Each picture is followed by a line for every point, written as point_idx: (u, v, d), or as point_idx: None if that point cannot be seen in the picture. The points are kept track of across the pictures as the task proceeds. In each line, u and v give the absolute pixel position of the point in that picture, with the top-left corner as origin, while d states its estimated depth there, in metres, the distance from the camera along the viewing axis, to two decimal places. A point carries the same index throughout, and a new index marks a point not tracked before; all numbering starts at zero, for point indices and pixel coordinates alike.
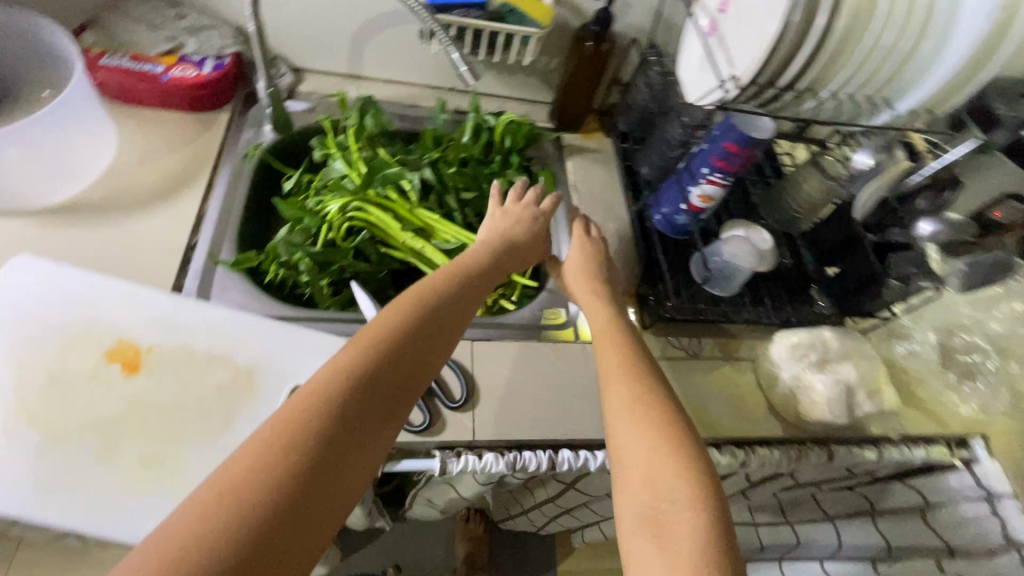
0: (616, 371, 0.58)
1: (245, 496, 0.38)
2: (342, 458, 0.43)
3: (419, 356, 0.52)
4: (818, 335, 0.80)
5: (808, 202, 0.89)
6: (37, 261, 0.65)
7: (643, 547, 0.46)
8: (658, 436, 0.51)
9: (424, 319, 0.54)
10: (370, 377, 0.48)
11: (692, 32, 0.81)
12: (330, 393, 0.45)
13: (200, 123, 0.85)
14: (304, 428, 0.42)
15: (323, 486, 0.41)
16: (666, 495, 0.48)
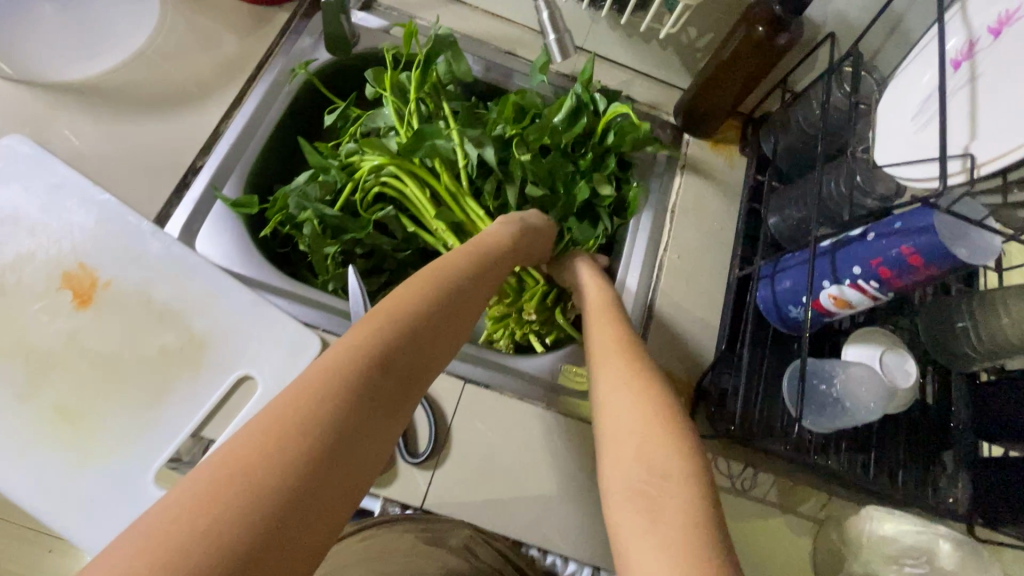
0: (616, 382, 0.51)
1: (255, 480, 0.32)
2: (353, 439, 0.37)
3: (440, 334, 0.46)
4: (929, 539, 0.56)
5: (995, 344, 0.61)
6: (25, 147, 0.58)
7: (634, 528, 0.42)
8: (650, 432, 0.46)
9: (448, 300, 0.48)
10: (391, 354, 0.42)
11: (924, 55, 0.52)
12: (343, 370, 0.39)
13: (253, 18, 0.72)
14: (314, 403, 0.36)
15: (333, 471, 0.35)
16: (659, 471, 0.44)
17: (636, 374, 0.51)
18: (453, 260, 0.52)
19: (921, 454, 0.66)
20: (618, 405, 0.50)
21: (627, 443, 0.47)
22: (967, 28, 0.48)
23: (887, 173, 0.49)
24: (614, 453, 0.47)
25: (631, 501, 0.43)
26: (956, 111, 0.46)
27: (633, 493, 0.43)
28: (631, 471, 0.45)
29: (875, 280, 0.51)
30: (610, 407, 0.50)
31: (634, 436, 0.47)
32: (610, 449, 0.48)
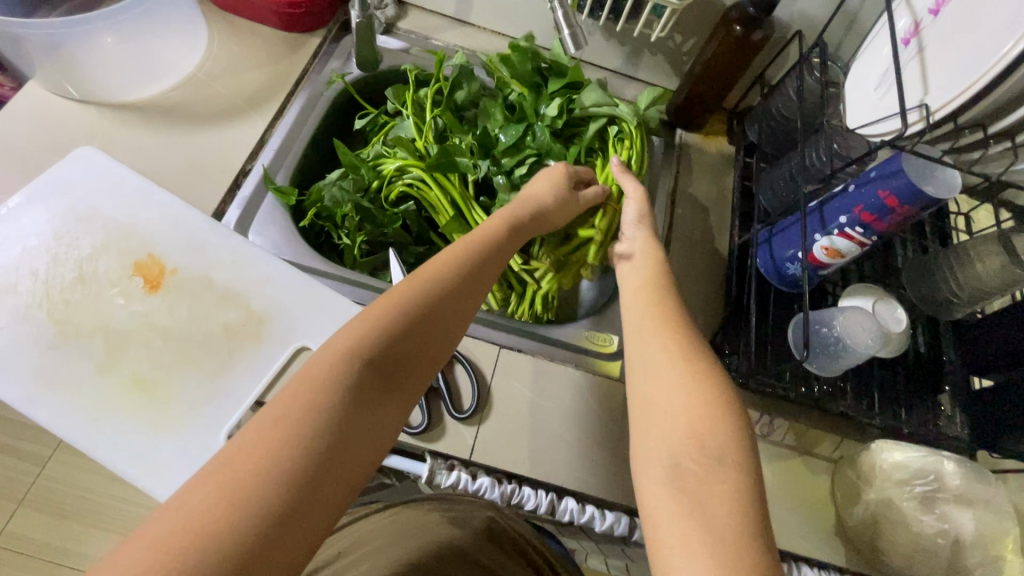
0: (659, 360, 0.50)
1: (256, 484, 0.35)
2: (344, 442, 0.39)
3: (434, 335, 0.47)
4: (934, 461, 0.62)
5: (972, 285, 0.67)
6: (95, 154, 0.65)
7: (672, 511, 0.41)
8: (695, 410, 0.46)
9: (435, 306, 0.48)
10: (379, 362, 0.43)
11: (880, 36, 0.62)
12: (332, 379, 0.41)
13: (288, 44, 0.81)
14: (308, 415, 0.39)
15: (328, 473, 0.37)
16: (709, 449, 0.43)
17: (677, 352, 0.50)
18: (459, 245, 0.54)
19: (917, 390, 0.70)
20: (658, 380, 0.49)
21: (666, 419, 0.46)
22: (912, 11, 0.58)
23: (859, 130, 0.57)
24: (653, 420, 0.47)
25: (671, 475, 0.43)
26: (910, 75, 0.55)
27: (672, 464, 0.43)
28: (675, 443, 0.45)
29: (859, 225, 0.58)
30: (650, 377, 0.50)
31: (674, 408, 0.47)
32: (649, 417, 0.48)
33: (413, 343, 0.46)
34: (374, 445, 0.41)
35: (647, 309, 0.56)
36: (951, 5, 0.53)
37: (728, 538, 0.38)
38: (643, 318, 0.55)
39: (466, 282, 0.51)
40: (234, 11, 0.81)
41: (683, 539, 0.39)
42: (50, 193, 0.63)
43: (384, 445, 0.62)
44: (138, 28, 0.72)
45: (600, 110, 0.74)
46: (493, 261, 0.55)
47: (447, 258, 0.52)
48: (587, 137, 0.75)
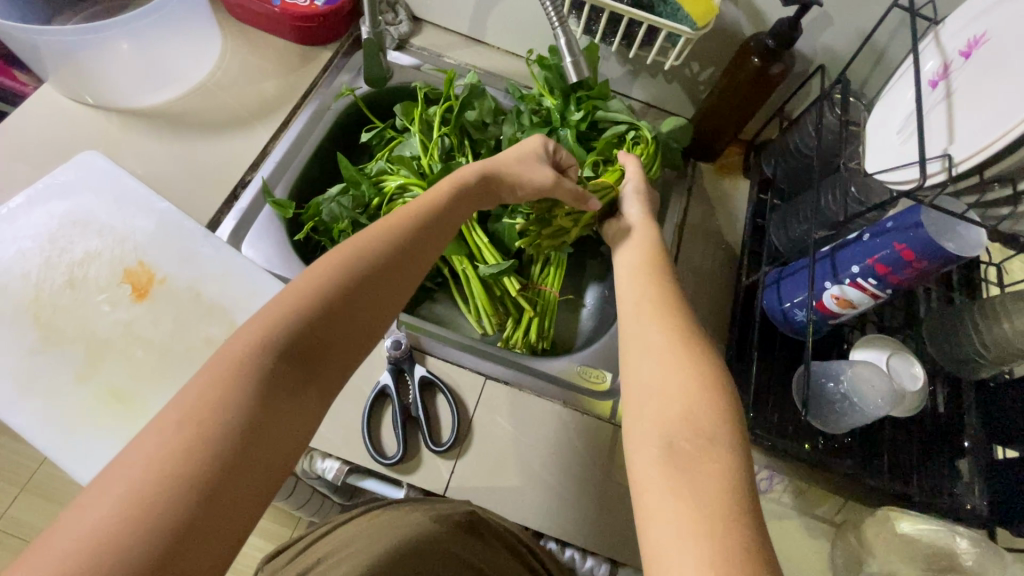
0: (656, 339, 0.47)
1: (157, 498, 0.32)
2: (262, 434, 0.37)
3: (363, 313, 0.45)
4: (946, 536, 0.57)
5: (1000, 345, 0.62)
6: (98, 160, 0.66)
7: (662, 491, 0.38)
8: (691, 386, 0.43)
9: (357, 288, 0.45)
10: (296, 350, 0.41)
11: (906, 76, 0.58)
12: (242, 372, 0.38)
13: (299, 57, 0.81)
14: (216, 412, 0.36)
15: (242, 469, 0.36)
16: (705, 431, 0.40)
17: (675, 327, 0.48)
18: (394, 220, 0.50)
19: (932, 455, 0.64)
20: (653, 359, 0.46)
21: (661, 396, 0.43)
22: (942, 52, 0.55)
23: (877, 176, 0.53)
24: (645, 400, 0.44)
25: (666, 452, 0.40)
26: (936, 120, 0.51)
27: (665, 443, 0.40)
28: (670, 421, 0.41)
29: (873, 277, 0.54)
30: (647, 355, 0.47)
31: (670, 385, 0.44)
32: (642, 392, 0.45)
33: (333, 329, 0.43)
34: (296, 432, 0.39)
35: (645, 289, 0.52)
36: (983, 51, 0.49)
37: (716, 517, 0.35)
38: (640, 298, 0.52)
39: (397, 256, 0.48)
40: (249, 22, 0.82)
41: (674, 519, 0.36)
42: (49, 196, 0.64)
43: (361, 469, 0.61)
44: (154, 37, 0.71)
45: (617, 119, 0.71)
46: (431, 236, 0.52)
47: (378, 231, 0.48)
48: (605, 139, 0.71)
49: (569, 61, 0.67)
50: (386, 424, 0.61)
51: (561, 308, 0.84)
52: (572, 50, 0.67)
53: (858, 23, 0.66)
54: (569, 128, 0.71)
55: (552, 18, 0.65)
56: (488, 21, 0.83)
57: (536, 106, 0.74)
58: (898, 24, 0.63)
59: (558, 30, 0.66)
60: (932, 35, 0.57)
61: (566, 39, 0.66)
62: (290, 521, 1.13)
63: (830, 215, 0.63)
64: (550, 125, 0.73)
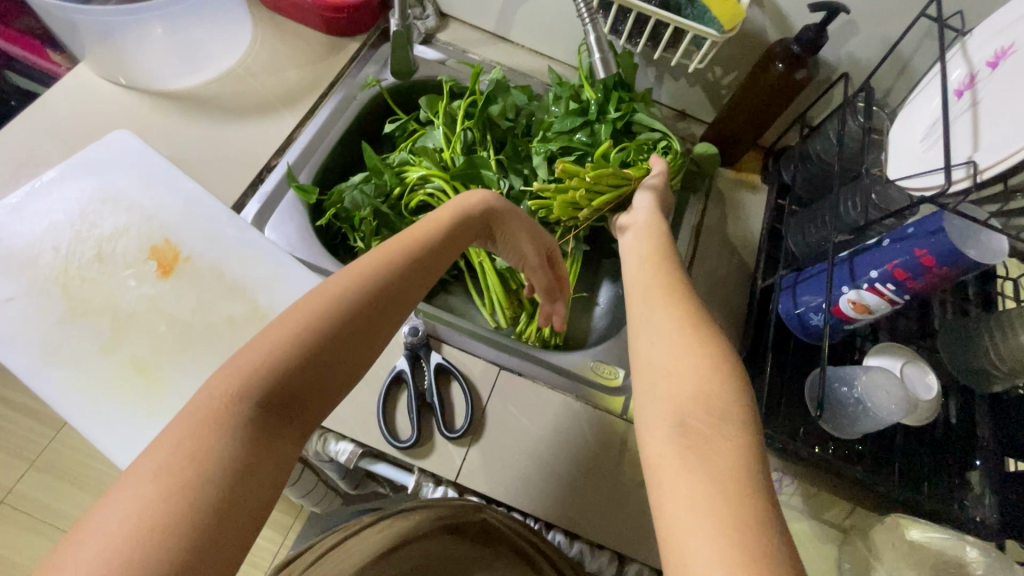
0: (666, 320, 0.47)
1: (139, 560, 0.29)
2: (238, 491, 0.33)
3: (351, 354, 0.41)
4: (955, 544, 0.57)
5: (1015, 357, 0.62)
6: (129, 138, 0.67)
7: (678, 469, 0.37)
8: (702, 365, 0.42)
9: (351, 320, 0.41)
10: (275, 397, 0.37)
11: (931, 85, 0.58)
12: (217, 425, 0.34)
13: (327, 47, 0.82)
14: (189, 470, 0.32)
15: (224, 524, 0.32)
16: (717, 410, 0.40)
17: (683, 309, 0.47)
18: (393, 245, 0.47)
19: (943, 465, 0.64)
20: (663, 337, 0.46)
21: (673, 375, 0.43)
22: (968, 62, 0.55)
23: (898, 182, 0.54)
24: (654, 382, 0.44)
25: (679, 431, 0.39)
26: (960, 128, 0.52)
27: (678, 421, 0.40)
28: (682, 400, 0.41)
29: (891, 282, 0.55)
30: (655, 337, 0.46)
31: (681, 364, 0.43)
32: (653, 372, 0.44)
33: (325, 365, 0.39)
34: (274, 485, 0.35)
35: (652, 273, 0.52)
36: (1010, 62, 0.50)
37: (734, 496, 0.35)
38: (648, 282, 0.51)
39: (388, 290, 0.44)
40: (279, 11, 0.83)
41: (688, 495, 0.36)
42: (81, 171, 0.65)
43: (373, 452, 0.62)
44: (187, 21, 0.74)
45: (653, 126, 0.72)
46: (428, 262, 0.48)
47: (368, 264, 0.44)
48: (638, 142, 0.72)
49: (598, 57, 0.69)
50: (400, 409, 0.61)
51: (575, 305, 0.84)
52: (601, 47, 0.69)
53: (884, 32, 0.66)
54: (607, 125, 0.70)
55: (583, 16, 0.68)
56: (513, 19, 0.84)
57: (573, 95, 0.73)
58: (924, 33, 0.64)
59: (590, 27, 0.68)
60: (957, 46, 0.58)
61: (596, 35, 0.68)
62: (293, 509, 1.14)
63: (846, 223, 0.64)
64: (586, 117, 0.71)
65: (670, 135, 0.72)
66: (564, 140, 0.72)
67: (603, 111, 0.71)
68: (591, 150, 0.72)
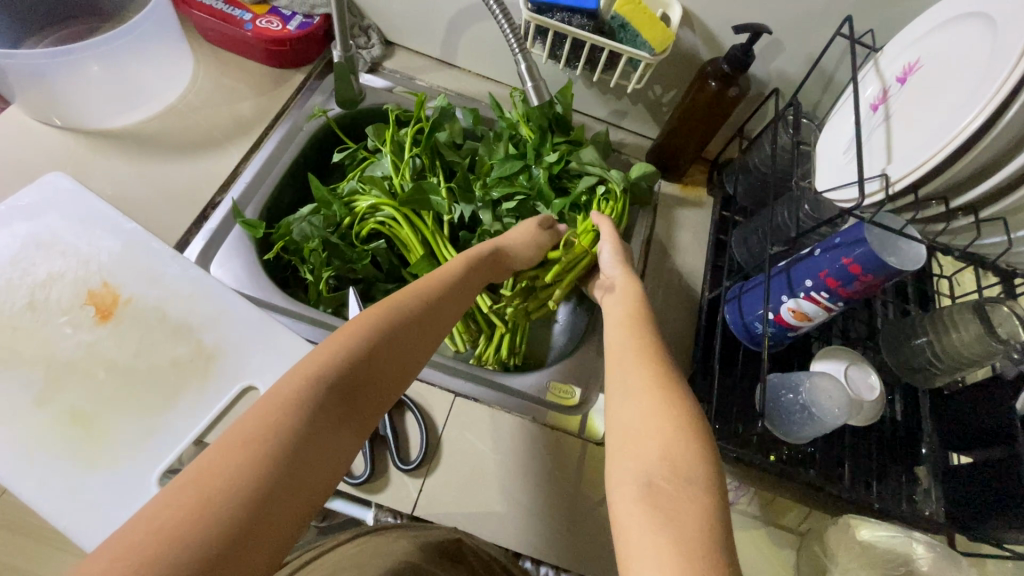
0: (637, 382, 0.50)
1: (223, 499, 0.35)
2: (304, 456, 0.40)
3: (400, 360, 0.49)
4: (902, 542, 0.58)
5: (951, 356, 0.64)
6: (63, 181, 0.66)
7: (646, 533, 0.39)
8: (670, 427, 0.45)
9: (401, 327, 0.50)
10: (344, 383, 0.44)
11: (849, 102, 0.61)
12: (297, 398, 0.42)
13: (272, 79, 0.82)
14: (265, 435, 0.39)
15: (292, 482, 0.38)
16: (681, 472, 0.42)
17: (657, 371, 0.51)
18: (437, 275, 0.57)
19: (891, 463, 0.66)
20: (635, 402, 0.48)
21: (644, 436, 0.45)
22: (881, 79, 0.58)
23: (824, 195, 0.56)
24: (628, 446, 0.45)
25: (646, 493, 0.41)
26: (875, 142, 0.54)
27: (645, 481, 0.42)
28: (648, 458, 0.43)
29: (825, 291, 0.56)
30: (627, 400, 0.49)
31: (652, 427, 0.45)
32: (622, 437, 0.47)
33: (383, 364, 0.48)
34: (333, 464, 0.41)
35: (627, 337, 0.56)
36: (916, 78, 0.53)
37: (696, 560, 0.36)
38: (623, 350, 0.54)
39: (430, 311, 0.53)
40: (221, 44, 0.82)
41: (653, 553, 0.37)
42: (12, 217, 0.63)
43: (330, 489, 0.61)
44: (123, 59, 0.71)
45: (589, 170, 0.73)
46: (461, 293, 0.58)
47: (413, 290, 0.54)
48: (574, 192, 0.75)
49: (532, 85, 0.71)
50: None
51: (534, 323, 0.85)
52: (533, 76, 0.71)
53: (807, 50, 0.69)
54: (543, 169, 0.73)
55: (514, 47, 0.69)
56: (458, 45, 0.85)
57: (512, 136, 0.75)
58: (842, 50, 0.67)
59: (522, 58, 0.69)
60: (872, 62, 0.61)
61: (528, 65, 0.70)
62: None
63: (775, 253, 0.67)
64: (526, 160, 0.74)
65: (606, 177, 0.73)
66: (505, 185, 0.74)
67: (539, 154, 0.74)
68: (533, 194, 0.75)
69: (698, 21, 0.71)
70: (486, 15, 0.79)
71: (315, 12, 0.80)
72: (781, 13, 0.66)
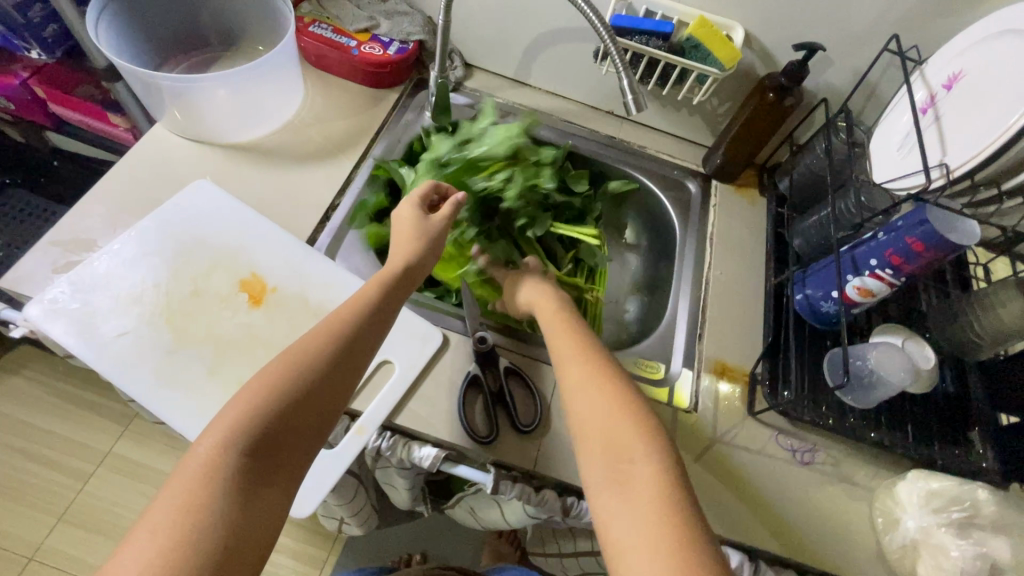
0: (582, 383, 0.54)
1: None
2: (234, 531, 0.41)
3: (314, 408, 0.49)
4: (969, 489, 0.65)
5: (996, 330, 0.72)
6: (213, 188, 0.75)
7: (619, 512, 0.44)
8: (613, 420, 0.50)
9: (308, 377, 0.50)
10: (254, 450, 0.45)
11: (900, 104, 0.71)
12: (208, 480, 0.42)
13: (371, 97, 0.92)
14: (184, 520, 0.40)
15: (229, 552, 0.40)
16: (627, 454, 0.48)
17: (590, 369, 0.55)
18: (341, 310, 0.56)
19: (949, 426, 0.74)
20: (583, 398, 0.53)
21: (593, 426, 0.50)
22: (928, 85, 0.68)
23: (887, 185, 0.65)
24: (585, 443, 0.50)
25: (610, 484, 0.46)
26: (929, 139, 0.64)
27: (607, 474, 0.47)
28: (600, 455, 0.48)
29: (889, 268, 0.65)
30: (571, 409, 0.53)
31: (593, 420, 0.51)
32: (578, 437, 0.51)
33: (297, 419, 0.48)
34: (268, 525, 0.43)
35: (566, 340, 0.60)
36: (962, 85, 0.63)
37: (672, 528, 0.42)
38: (566, 351, 0.58)
39: (340, 352, 0.52)
40: (324, 68, 0.93)
41: (635, 532, 0.42)
42: (172, 217, 0.72)
43: (454, 455, 0.67)
44: (250, 85, 0.80)
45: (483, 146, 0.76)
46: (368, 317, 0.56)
47: (318, 333, 0.53)
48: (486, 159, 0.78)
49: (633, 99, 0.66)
50: (477, 410, 0.68)
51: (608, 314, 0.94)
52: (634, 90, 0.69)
53: (854, 65, 0.79)
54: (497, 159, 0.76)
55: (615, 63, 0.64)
56: (533, 66, 0.96)
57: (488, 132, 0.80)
58: (887, 64, 0.78)
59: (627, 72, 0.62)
60: (918, 74, 0.71)
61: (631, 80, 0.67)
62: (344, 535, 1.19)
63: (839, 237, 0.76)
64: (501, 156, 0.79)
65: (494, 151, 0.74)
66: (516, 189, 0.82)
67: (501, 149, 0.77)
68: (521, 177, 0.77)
69: (757, 41, 0.81)
70: (564, 39, 0.90)
71: (411, 38, 0.91)
72: (833, 34, 0.77)
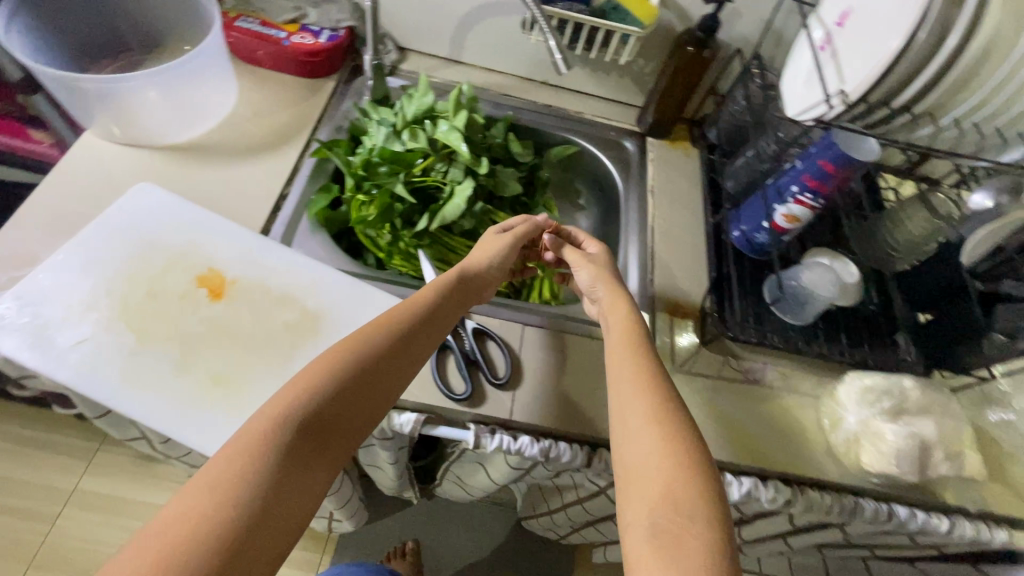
0: (641, 411, 0.53)
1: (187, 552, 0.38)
2: (270, 508, 0.42)
3: (365, 402, 0.51)
4: (896, 380, 0.72)
5: (907, 240, 0.81)
6: (157, 189, 0.74)
7: (651, 561, 0.42)
8: (666, 457, 0.49)
9: (358, 375, 0.51)
10: (303, 432, 0.47)
11: (802, 44, 0.78)
12: (261, 450, 0.44)
13: (308, 88, 0.92)
14: (230, 487, 0.41)
15: (260, 532, 0.41)
16: (683, 509, 0.45)
17: (650, 395, 0.54)
18: (397, 310, 0.58)
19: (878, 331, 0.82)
20: (641, 438, 0.51)
21: (641, 463, 0.49)
22: (823, 24, 0.75)
23: (799, 117, 0.71)
24: (631, 483, 0.49)
25: (651, 529, 0.44)
26: (829, 71, 0.70)
27: (650, 522, 0.45)
28: (647, 497, 0.47)
29: (808, 191, 0.71)
30: (624, 438, 0.52)
31: (647, 464, 0.49)
32: (630, 474, 0.49)
33: (345, 409, 0.50)
34: (301, 508, 0.44)
35: (632, 361, 0.58)
36: (851, 19, 0.70)
37: None
38: (634, 374, 0.57)
39: (395, 353, 0.55)
40: (256, 63, 0.92)
41: None
42: (116, 222, 0.71)
43: (433, 417, 0.69)
44: (182, 86, 0.79)
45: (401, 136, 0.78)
46: (421, 331, 0.58)
47: (375, 329, 0.55)
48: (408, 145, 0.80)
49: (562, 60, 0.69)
50: (451, 370, 0.71)
51: None
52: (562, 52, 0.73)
53: (760, 15, 0.86)
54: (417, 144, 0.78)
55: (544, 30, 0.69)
56: (465, 44, 0.98)
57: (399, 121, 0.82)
58: (788, 11, 0.85)
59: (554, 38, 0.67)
60: (814, 15, 0.78)
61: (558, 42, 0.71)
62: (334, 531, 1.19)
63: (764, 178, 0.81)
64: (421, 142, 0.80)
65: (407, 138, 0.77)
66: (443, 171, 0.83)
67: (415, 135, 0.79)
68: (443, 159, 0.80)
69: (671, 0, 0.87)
70: (492, 14, 0.93)
71: (341, 26, 0.91)
72: None
